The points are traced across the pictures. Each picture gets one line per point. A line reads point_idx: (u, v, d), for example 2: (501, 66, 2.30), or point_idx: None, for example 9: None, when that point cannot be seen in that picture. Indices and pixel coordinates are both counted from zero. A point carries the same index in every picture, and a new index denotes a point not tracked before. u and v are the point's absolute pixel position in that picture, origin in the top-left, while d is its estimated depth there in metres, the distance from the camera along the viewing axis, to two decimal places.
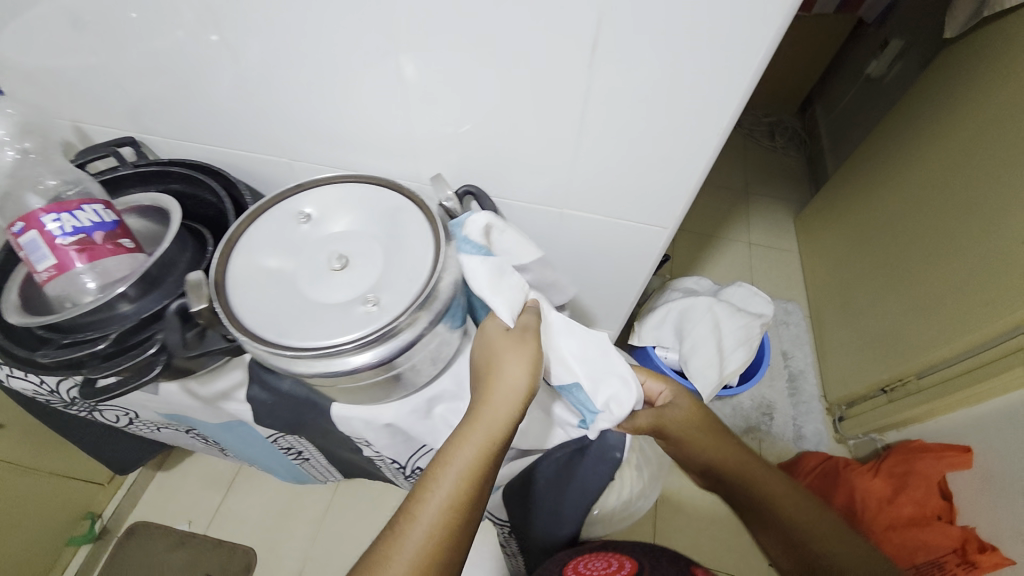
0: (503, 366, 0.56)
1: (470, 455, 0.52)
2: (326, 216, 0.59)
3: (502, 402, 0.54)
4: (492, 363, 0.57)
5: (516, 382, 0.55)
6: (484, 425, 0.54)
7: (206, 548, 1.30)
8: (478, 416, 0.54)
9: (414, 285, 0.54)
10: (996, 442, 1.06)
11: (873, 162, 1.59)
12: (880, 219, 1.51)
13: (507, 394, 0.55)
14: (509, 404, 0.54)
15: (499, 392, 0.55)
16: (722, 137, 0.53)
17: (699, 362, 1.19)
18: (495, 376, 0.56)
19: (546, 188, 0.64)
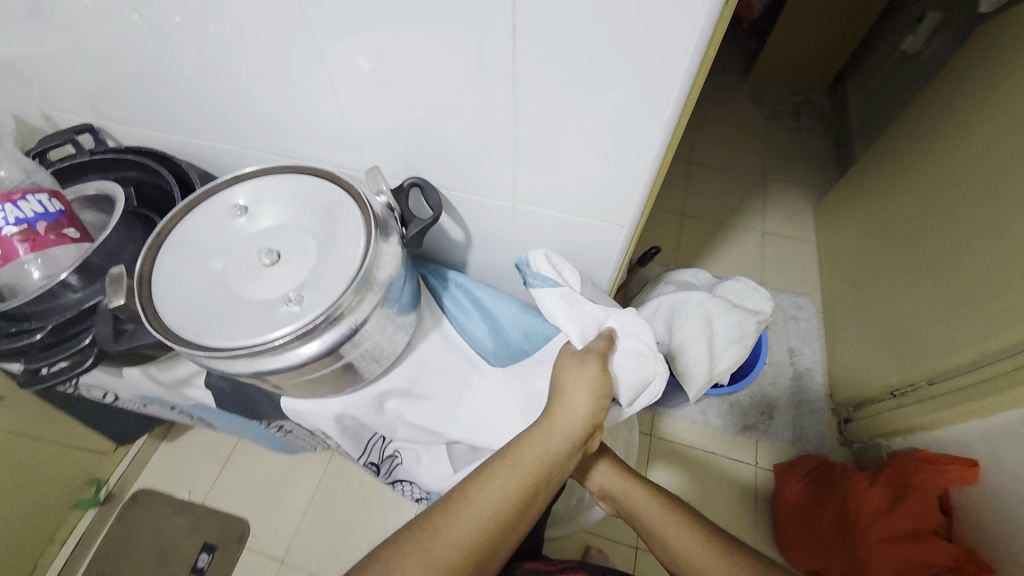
0: (575, 388, 0.60)
1: (527, 464, 0.57)
2: (260, 207, 0.58)
3: (568, 423, 0.59)
4: (562, 385, 0.61)
5: (582, 407, 0.59)
6: (545, 441, 0.58)
7: (204, 516, 1.35)
8: (545, 428, 0.59)
9: (340, 283, 0.52)
10: (1006, 456, 0.98)
11: (899, 146, 1.46)
12: (903, 209, 1.39)
13: (574, 415, 0.59)
14: (573, 425, 0.59)
15: (566, 413, 0.59)
16: (666, 130, 0.49)
17: (694, 352, 1.11)
18: (564, 398, 0.60)
19: (494, 181, 0.61)
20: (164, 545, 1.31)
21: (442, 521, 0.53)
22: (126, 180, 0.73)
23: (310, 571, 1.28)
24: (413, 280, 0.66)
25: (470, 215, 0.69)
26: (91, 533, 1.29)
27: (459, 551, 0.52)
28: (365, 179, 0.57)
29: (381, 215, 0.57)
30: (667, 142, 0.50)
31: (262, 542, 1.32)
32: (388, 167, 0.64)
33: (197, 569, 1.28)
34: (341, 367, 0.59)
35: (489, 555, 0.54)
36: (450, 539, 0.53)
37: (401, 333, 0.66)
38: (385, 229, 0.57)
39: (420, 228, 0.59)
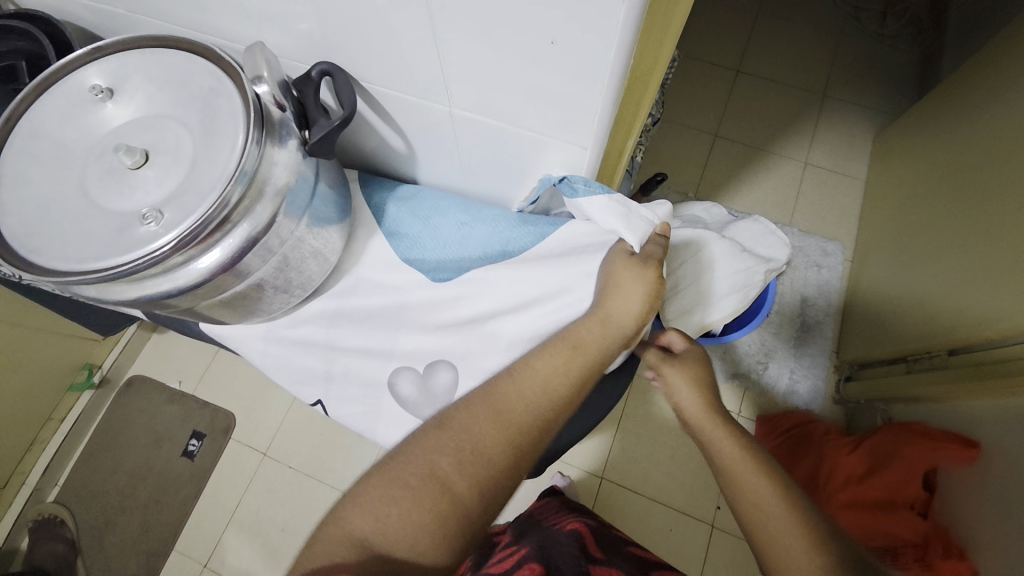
0: (627, 276, 0.55)
1: (585, 345, 0.52)
2: (127, 92, 0.46)
3: (622, 309, 0.54)
4: (616, 274, 0.55)
5: (637, 298, 0.54)
6: (601, 323, 0.54)
7: (195, 407, 1.39)
8: (604, 314, 0.54)
9: (200, 201, 0.42)
10: (1010, 447, 0.88)
11: (997, 67, 1.16)
12: (977, 150, 1.14)
13: (629, 300, 0.54)
14: (631, 311, 0.54)
15: (622, 300, 0.54)
16: (633, 10, 0.32)
17: (679, 301, 1.01)
18: (619, 286, 0.54)
19: (419, 74, 0.46)
20: (157, 428, 1.36)
21: (500, 390, 0.49)
22: (20, 55, 0.57)
23: (291, 466, 1.32)
24: (333, 201, 0.55)
25: (406, 120, 0.55)
26: (89, 413, 1.34)
27: (522, 418, 0.48)
28: (242, 60, 0.45)
29: (268, 113, 0.45)
30: (637, 30, 0.34)
31: (247, 435, 1.36)
32: (290, 45, 0.49)
33: (188, 453, 1.34)
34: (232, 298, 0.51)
35: (552, 428, 0.50)
36: (511, 408, 0.48)
37: (318, 261, 0.58)
38: (275, 133, 0.45)
39: (323, 131, 0.46)
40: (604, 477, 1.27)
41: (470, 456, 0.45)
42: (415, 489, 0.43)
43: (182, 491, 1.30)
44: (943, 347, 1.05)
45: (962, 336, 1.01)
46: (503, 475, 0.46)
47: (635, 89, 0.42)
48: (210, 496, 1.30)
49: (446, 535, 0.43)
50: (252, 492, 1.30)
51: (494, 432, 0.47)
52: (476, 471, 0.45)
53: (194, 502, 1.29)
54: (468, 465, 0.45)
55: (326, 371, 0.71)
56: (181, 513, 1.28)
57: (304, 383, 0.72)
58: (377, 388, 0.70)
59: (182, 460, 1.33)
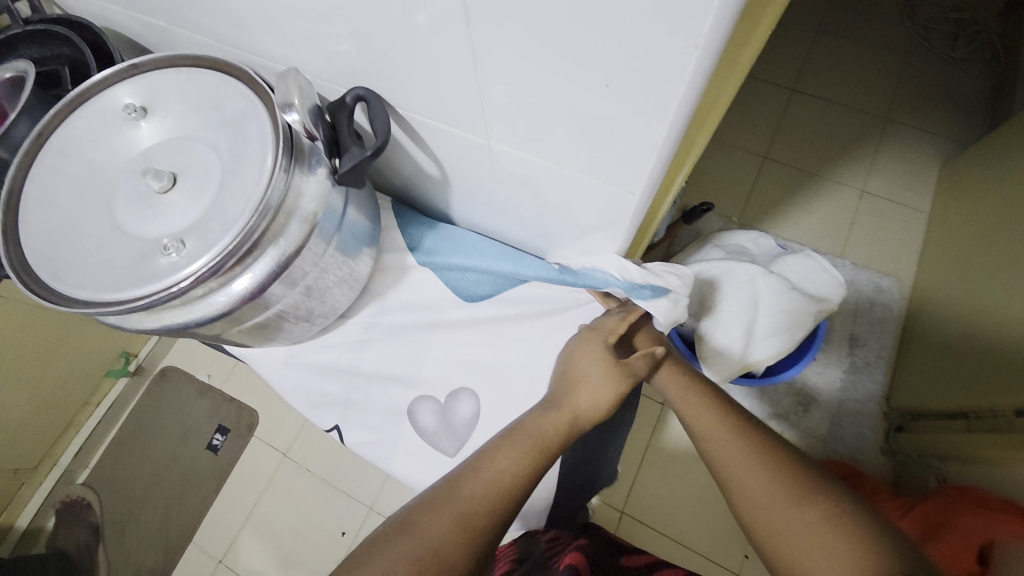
0: (587, 367, 0.57)
1: (544, 435, 0.53)
2: (159, 114, 0.45)
3: (588, 403, 0.56)
4: (577, 368, 0.58)
5: (594, 392, 0.56)
6: (565, 417, 0.55)
7: (221, 402, 1.37)
8: (562, 406, 0.56)
9: (221, 235, 0.40)
10: None
11: None
12: None
13: (590, 396, 0.56)
14: (593, 405, 0.56)
15: (581, 391, 0.56)
16: (706, 55, 0.28)
17: (716, 339, 0.96)
18: (579, 379, 0.57)
19: (457, 105, 0.43)
20: (185, 422, 1.37)
21: (464, 482, 0.49)
22: (64, 62, 0.57)
23: (309, 469, 1.28)
24: (361, 230, 0.53)
25: (441, 148, 0.52)
26: (124, 399, 1.36)
27: (484, 513, 0.47)
28: (275, 86, 0.40)
29: (297, 141, 0.42)
30: (707, 74, 0.30)
31: (269, 434, 1.33)
32: (326, 68, 0.47)
33: (213, 447, 1.34)
34: (251, 330, 0.49)
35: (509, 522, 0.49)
36: (477, 499, 0.48)
37: (343, 290, 0.55)
38: (304, 161, 0.43)
39: (354, 161, 0.44)
40: (623, 512, 1.20)
41: (436, 547, 0.44)
42: None
43: (203, 486, 1.30)
44: (1007, 406, 0.93)
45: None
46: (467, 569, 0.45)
47: (693, 130, 0.38)
48: (230, 493, 1.29)
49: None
50: (270, 493, 1.28)
51: (461, 522, 0.46)
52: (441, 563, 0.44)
53: (214, 498, 1.29)
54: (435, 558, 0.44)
55: (346, 393, 0.69)
56: (202, 507, 1.28)
57: (324, 404, 0.70)
58: (397, 415, 0.67)
59: (207, 454, 1.33)
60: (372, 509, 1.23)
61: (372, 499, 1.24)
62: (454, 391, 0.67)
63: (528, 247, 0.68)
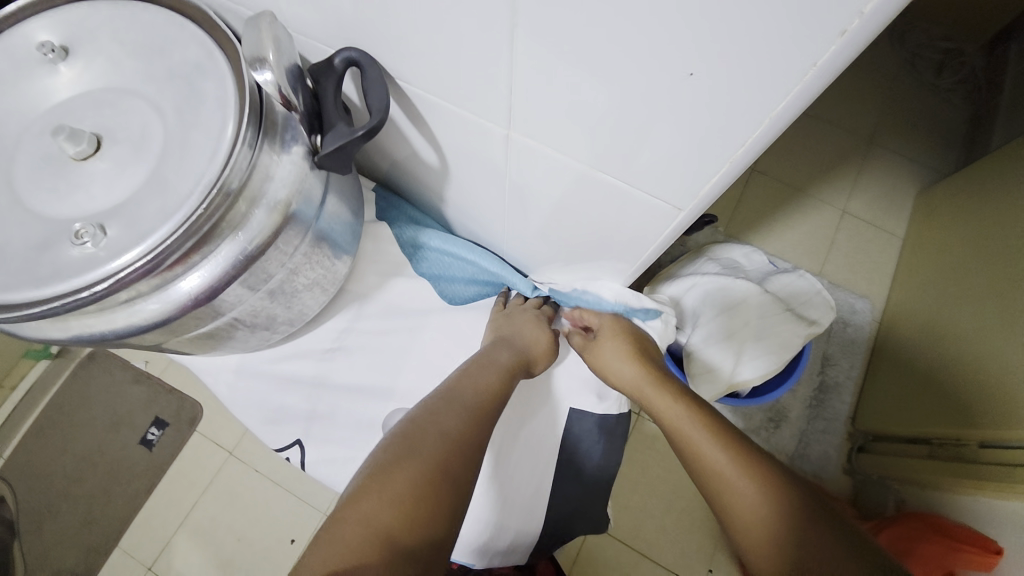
0: (527, 320, 0.60)
1: (506, 369, 0.54)
2: (83, 57, 0.35)
3: (541, 348, 0.59)
4: (518, 320, 0.60)
5: (538, 340, 0.59)
6: (522, 358, 0.57)
7: (161, 392, 1.20)
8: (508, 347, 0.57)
9: (157, 224, 0.30)
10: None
11: None
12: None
13: (540, 342, 0.59)
14: (544, 349, 0.60)
15: (530, 337, 0.59)
16: (848, 47, 0.21)
17: (707, 357, 0.92)
18: (524, 328, 0.59)
19: (475, 84, 0.35)
20: (116, 410, 1.19)
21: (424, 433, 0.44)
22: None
23: (258, 470, 1.15)
24: (341, 224, 0.44)
25: (445, 135, 0.44)
26: (44, 384, 1.18)
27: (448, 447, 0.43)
28: (242, 34, 0.31)
29: (267, 109, 0.33)
30: (825, 78, 0.23)
31: (213, 429, 1.18)
32: (312, 23, 0.38)
33: (147, 442, 1.16)
34: (195, 340, 0.40)
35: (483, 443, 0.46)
36: (462, 407, 0.47)
37: (313, 293, 0.47)
38: (275, 135, 0.34)
39: (340, 141, 0.35)
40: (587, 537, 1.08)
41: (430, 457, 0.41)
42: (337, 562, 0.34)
43: (134, 483, 1.13)
44: (973, 437, 0.90)
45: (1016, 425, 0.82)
46: (468, 469, 0.42)
47: None
48: (162, 493, 1.13)
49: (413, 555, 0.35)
50: (212, 492, 1.13)
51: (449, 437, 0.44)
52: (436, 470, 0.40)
53: (147, 497, 1.13)
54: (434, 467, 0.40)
55: (310, 408, 0.61)
56: (130, 509, 1.12)
57: (284, 414, 0.61)
58: (369, 434, 0.60)
59: (140, 449, 1.16)
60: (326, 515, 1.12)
61: (324, 505, 1.12)
62: None
63: (526, 254, 0.61)
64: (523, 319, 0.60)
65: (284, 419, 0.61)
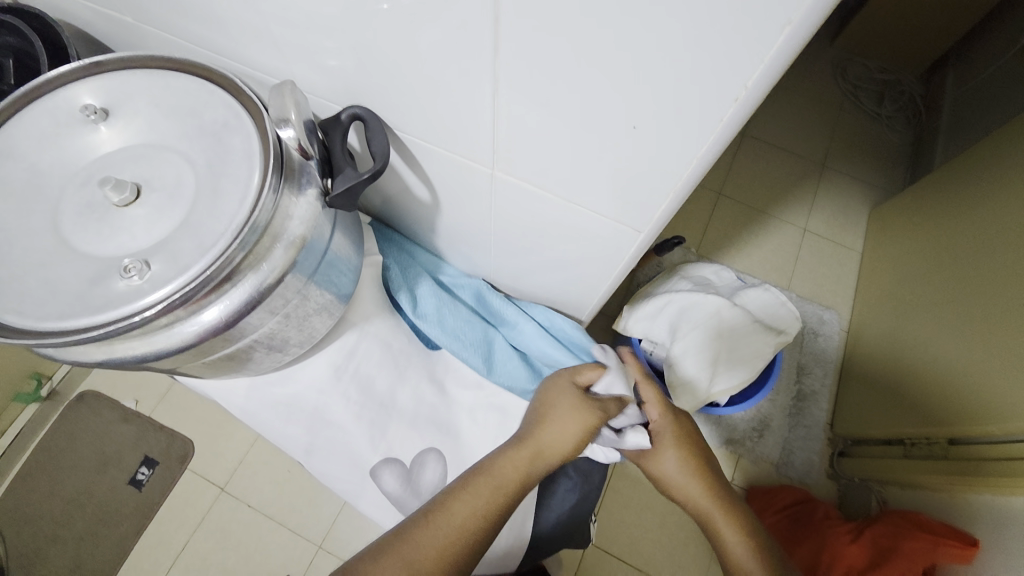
0: (559, 408, 0.56)
1: (508, 477, 0.51)
2: (120, 117, 0.41)
3: (552, 441, 0.55)
4: (550, 405, 0.57)
5: (561, 436, 0.55)
6: (529, 456, 0.53)
7: (150, 430, 1.20)
8: (526, 444, 0.54)
9: (195, 259, 0.35)
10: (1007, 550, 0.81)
11: (989, 155, 1.12)
12: (972, 223, 1.10)
13: (554, 437, 0.55)
14: (562, 447, 0.55)
15: (554, 431, 0.55)
16: (744, 106, 0.28)
17: (685, 369, 0.98)
18: (551, 417, 0.56)
19: (464, 133, 0.42)
20: (106, 450, 1.18)
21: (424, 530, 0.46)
22: (9, 51, 0.51)
23: (251, 504, 1.14)
24: (346, 256, 0.50)
25: (438, 176, 0.50)
26: (30, 428, 1.17)
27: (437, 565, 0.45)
28: (268, 99, 0.38)
29: (288, 157, 0.39)
30: (735, 126, 0.30)
31: (205, 465, 1.17)
32: (323, 86, 0.44)
33: (137, 481, 1.15)
34: (216, 362, 0.44)
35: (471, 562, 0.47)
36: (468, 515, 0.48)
37: (322, 318, 0.51)
38: (294, 180, 0.39)
39: (348, 183, 0.41)
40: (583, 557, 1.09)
41: (429, 553, 0.45)
42: None
43: (122, 525, 1.12)
44: (941, 435, 0.96)
45: (980, 421, 0.88)
46: None
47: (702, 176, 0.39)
48: (153, 535, 1.11)
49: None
50: (203, 530, 1.12)
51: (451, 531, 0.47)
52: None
53: (136, 539, 1.11)
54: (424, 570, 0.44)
55: (309, 434, 0.64)
56: (118, 552, 1.10)
57: (289, 436, 0.64)
58: (371, 454, 0.64)
59: (129, 489, 1.15)
60: (321, 548, 1.11)
61: (318, 536, 1.11)
62: (422, 453, 0.65)
63: (514, 275, 0.67)
64: (551, 407, 0.57)
65: (289, 440, 0.65)
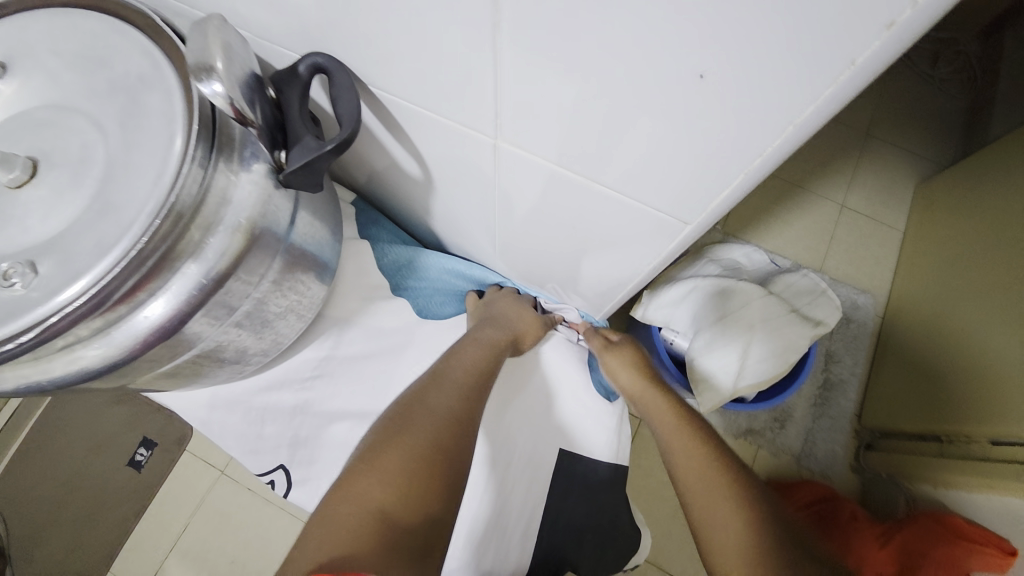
0: (505, 301, 0.59)
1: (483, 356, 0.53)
2: (13, 71, 0.31)
3: (515, 322, 0.58)
4: (496, 301, 0.60)
5: (519, 320, 0.59)
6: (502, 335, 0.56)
7: (147, 411, 1.16)
8: (485, 329, 0.56)
9: (93, 262, 0.27)
10: None
11: None
12: None
13: (525, 316, 0.59)
14: (528, 326, 0.59)
15: (513, 314, 0.59)
16: (897, 41, 0.17)
17: (710, 363, 0.89)
18: (503, 309, 0.59)
19: (455, 91, 0.32)
20: (104, 431, 1.14)
21: (384, 455, 0.39)
22: None
23: (250, 487, 1.10)
24: (318, 243, 0.42)
25: (426, 144, 0.40)
26: (25, 407, 1.13)
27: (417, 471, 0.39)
28: (187, 41, 0.26)
29: (223, 122, 0.30)
30: (869, 76, 0.19)
31: (204, 447, 1.13)
32: (270, 25, 0.34)
33: (135, 463, 1.12)
34: (164, 378, 0.37)
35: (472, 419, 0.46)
36: (449, 407, 0.45)
37: (288, 320, 0.44)
38: (232, 152, 0.30)
39: (306, 157, 0.31)
40: None
41: (401, 473, 0.38)
42: (347, 521, 0.35)
43: (122, 506, 1.09)
44: (981, 433, 0.86)
45: (989, 422, 0.85)
46: (461, 461, 0.42)
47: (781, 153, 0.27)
48: (152, 516, 1.09)
49: (411, 532, 0.36)
50: (203, 513, 1.09)
51: (457, 392, 0.47)
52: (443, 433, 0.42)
53: (136, 521, 1.09)
54: (430, 449, 0.41)
55: (292, 432, 0.58)
56: (119, 533, 1.08)
57: (271, 435, 0.58)
58: None
59: (128, 470, 1.11)
60: None
61: None
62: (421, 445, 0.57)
63: (520, 265, 0.57)
64: (503, 303, 0.59)
65: (272, 441, 0.58)
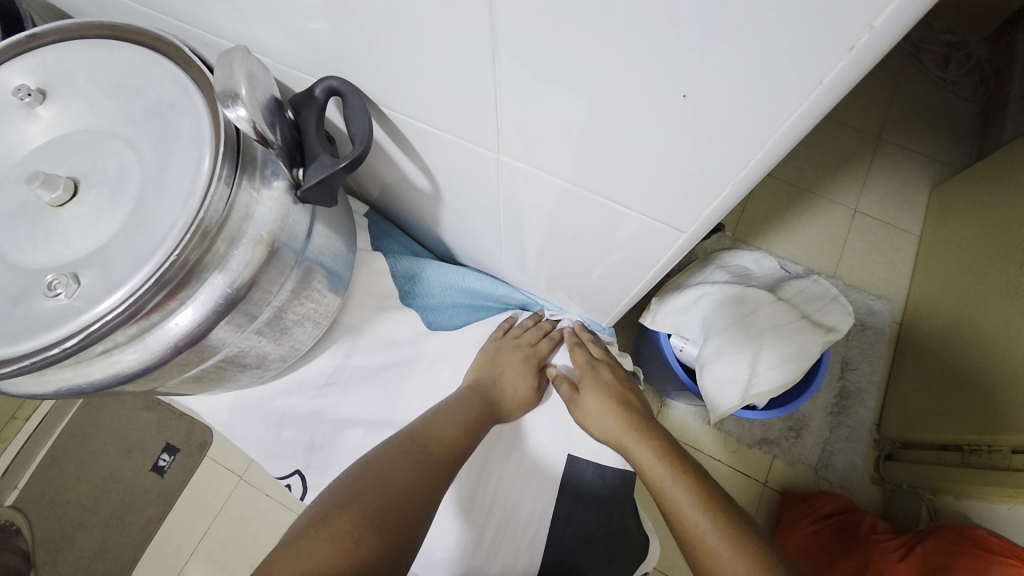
0: (508, 365, 0.60)
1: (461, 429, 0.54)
2: (58, 100, 0.34)
3: (512, 393, 0.59)
4: (500, 361, 0.60)
5: (518, 390, 0.60)
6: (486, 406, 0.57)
7: (171, 417, 1.20)
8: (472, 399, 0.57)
9: (130, 273, 0.29)
10: None
11: None
12: None
13: (522, 388, 0.60)
14: (520, 399, 0.60)
15: (510, 387, 0.59)
16: (860, 62, 0.19)
17: (719, 369, 0.88)
18: (504, 375, 0.60)
19: (461, 110, 0.34)
20: (130, 437, 1.18)
21: (327, 523, 0.40)
22: None
23: (268, 493, 1.13)
24: (332, 254, 0.44)
25: (434, 160, 0.42)
26: (55, 415, 1.18)
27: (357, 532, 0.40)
28: (215, 72, 0.29)
29: (247, 144, 0.32)
30: (838, 92, 0.20)
31: (224, 453, 1.16)
32: (291, 53, 0.37)
33: (158, 468, 1.15)
34: (187, 382, 0.39)
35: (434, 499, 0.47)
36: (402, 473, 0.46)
37: (305, 328, 0.47)
38: (255, 171, 0.33)
39: (322, 174, 0.33)
40: None
41: (344, 535, 0.39)
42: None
43: (147, 510, 1.12)
44: (1004, 442, 0.84)
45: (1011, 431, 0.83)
46: (406, 533, 0.42)
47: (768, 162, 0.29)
48: (175, 520, 1.12)
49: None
50: (222, 519, 1.11)
51: (419, 463, 0.48)
52: (394, 506, 0.43)
53: (159, 525, 1.12)
54: (378, 515, 0.42)
55: (308, 437, 0.60)
56: (142, 537, 1.11)
57: (288, 439, 0.60)
58: None
59: (152, 475, 1.15)
60: None
61: None
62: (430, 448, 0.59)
63: (527, 273, 0.59)
64: (505, 365, 0.60)
65: (289, 444, 0.60)
